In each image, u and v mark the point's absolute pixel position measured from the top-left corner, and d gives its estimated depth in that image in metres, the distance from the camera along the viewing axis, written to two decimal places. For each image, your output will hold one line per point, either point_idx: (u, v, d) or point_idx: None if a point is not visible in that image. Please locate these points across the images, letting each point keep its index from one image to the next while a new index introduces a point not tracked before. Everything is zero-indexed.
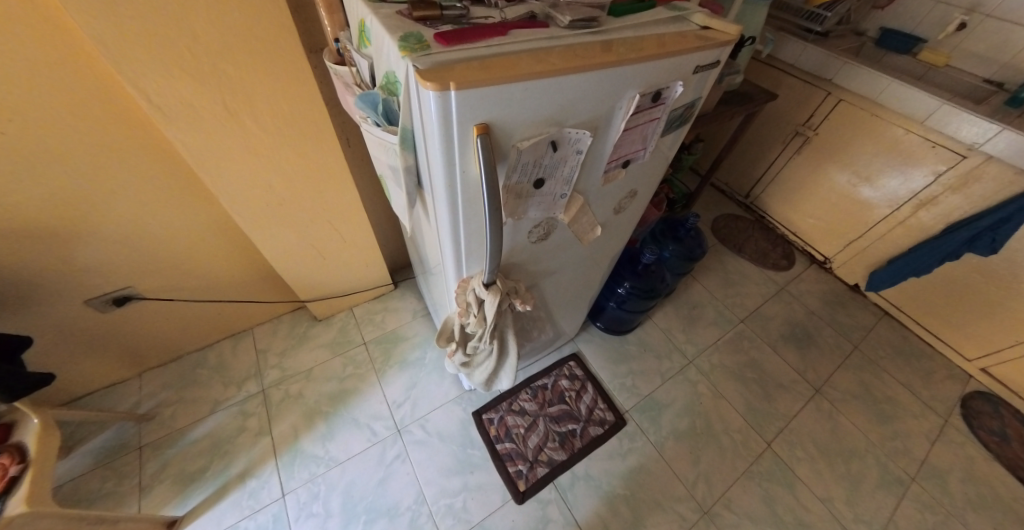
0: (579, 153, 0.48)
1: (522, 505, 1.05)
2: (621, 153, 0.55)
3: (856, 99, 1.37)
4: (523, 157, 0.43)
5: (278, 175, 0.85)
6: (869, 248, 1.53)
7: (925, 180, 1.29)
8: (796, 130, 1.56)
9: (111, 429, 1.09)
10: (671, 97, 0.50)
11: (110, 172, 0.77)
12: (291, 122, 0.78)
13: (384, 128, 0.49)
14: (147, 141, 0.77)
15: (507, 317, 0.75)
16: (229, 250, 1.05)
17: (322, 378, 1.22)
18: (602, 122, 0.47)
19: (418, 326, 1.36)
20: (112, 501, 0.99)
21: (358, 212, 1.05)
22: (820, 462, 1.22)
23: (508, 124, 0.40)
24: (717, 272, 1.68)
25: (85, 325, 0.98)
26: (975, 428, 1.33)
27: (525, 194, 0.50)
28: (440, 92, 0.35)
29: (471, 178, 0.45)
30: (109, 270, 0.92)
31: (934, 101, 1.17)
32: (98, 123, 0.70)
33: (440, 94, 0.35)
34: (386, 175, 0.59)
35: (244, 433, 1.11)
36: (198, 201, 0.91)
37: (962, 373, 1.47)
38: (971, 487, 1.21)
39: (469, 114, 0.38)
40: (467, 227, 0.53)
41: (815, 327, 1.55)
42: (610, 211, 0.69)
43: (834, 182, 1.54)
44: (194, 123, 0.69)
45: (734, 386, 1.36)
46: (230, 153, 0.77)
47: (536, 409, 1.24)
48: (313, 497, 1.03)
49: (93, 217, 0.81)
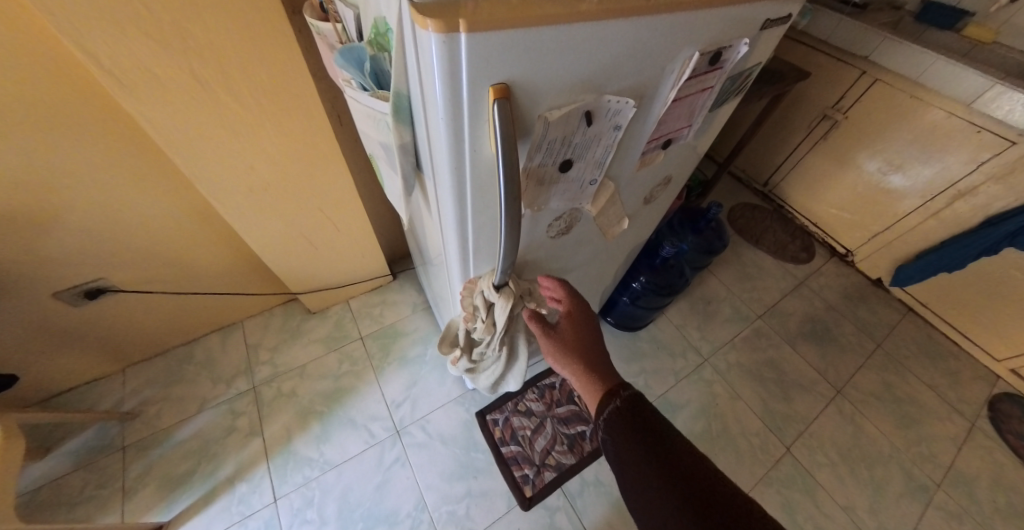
0: (617, 129, 0.40)
1: (528, 512, 0.99)
2: (663, 131, 0.47)
3: (894, 79, 1.25)
4: (550, 131, 0.35)
5: (262, 157, 0.77)
6: (896, 241, 1.44)
7: (964, 169, 1.19)
8: (824, 112, 1.45)
9: (91, 429, 1.03)
10: (732, 60, 0.41)
11: (66, 151, 0.68)
12: (273, 97, 0.68)
13: (373, 94, 0.41)
14: (107, 117, 0.67)
15: (519, 323, 0.67)
16: (209, 238, 0.97)
17: (316, 375, 1.16)
18: (649, 90, 0.38)
19: (418, 320, 1.29)
20: (93, 507, 0.93)
21: (353, 199, 0.97)
22: (842, 468, 1.16)
23: (534, 86, 0.31)
24: (732, 264, 1.60)
25: (55, 320, 0.91)
26: (1004, 432, 1.27)
27: (548, 180, 0.41)
28: (446, 36, 0.26)
29: (484, 160, 0.37)
30: (78, 260, 0.84)
31: (985, 81, 1.06)
32: (45, 95, 0.60)
33: (446, 38, 0.26)
34: (377, 155, 0.51)
35: (233, 433, 1.05)
36: (174, 185, 0.83)
37: (989, 374, 1.39)
38: (999, 495, 1.15)
39: (485, 69, 0.28)
40: (477, 219, 0.45)
41: (835, 323, 1.47)
42: (641, 200, 0.61)
43: (861, 170, 1.44)
44: (157, 94, 0.60)
45: (752, 386, 1.29)
46: (204, 130, 0.67)
47: (543, 410, 1.16)
48: (307, 503, 0.97)
49: (54, 205, 0.73)
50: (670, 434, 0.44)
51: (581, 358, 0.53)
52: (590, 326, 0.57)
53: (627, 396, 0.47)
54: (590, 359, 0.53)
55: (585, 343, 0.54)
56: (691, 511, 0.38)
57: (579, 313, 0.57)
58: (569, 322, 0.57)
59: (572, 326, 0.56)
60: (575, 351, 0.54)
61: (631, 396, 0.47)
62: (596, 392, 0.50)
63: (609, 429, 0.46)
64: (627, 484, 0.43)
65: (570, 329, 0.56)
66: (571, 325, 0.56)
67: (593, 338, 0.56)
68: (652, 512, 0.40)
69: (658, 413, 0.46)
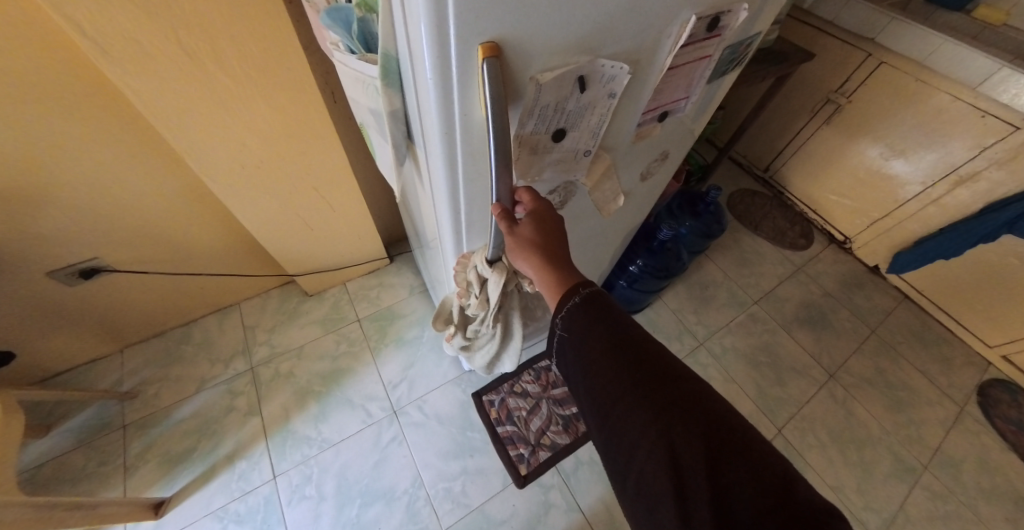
0: (611, 97, 0.39)
1: (523, 489, 1.01)
2: (660, 102, 0.46)
3: (900, 61, 1.22)
4: (542, 94, 0.34)
5: (257, 135, 0.76)
6: (895, 228, 1.44)
7: (966, 154, 1.18)
8: (828, 96, 1.42)
9: (91, 408, 1.04)
10: (731, 25, 0.41)
11: (57, 126, 0.66)
12: (264, 69, 0.66)
13: (360, 58, 0.41)
14: (96, 94, 0.66)
15: (513, 299, 0.66)
16: (204, 219, 0.97)
17: (314, 356, 1.16)
18: (645, 55, 0.38)
19: (416, 302, 1.29)
20: (95, 482, 0.95)
21: (349, 179, 0.96)
22: (831, 449, 1.18)
23: (525, 45, 0.30)
24: (731, 250, 1.59)
25: (51, 299, 0.91)
26: (993, 416, 1.28)
27: (542, 149, 0.41)
28: None
29: (475, 125, 0.36)
30: (72, 240, 0.84)
31: (991, 63, 1.03)
32: (31, 69, 0.58)
33: None
34: (368, 122, 0.51)
35: (232, 412, 1.06)
36: (166, 161, 0.81)
37: (981, 360, 1.41)
38: (985, 477, 1.17)
39: (475, 26, 0.27)
40: (470, 191, 0.45)
41: (831, 309, 1.48)
42: (637, 175, 0.62)
43: (863, 155, 1.42)
44: (145, 67, 0.58)
45: (747, 370, 1.30)
46: (195, 105, 0.66)
47: (538, 391, 1.17)
48: (305, 480, 0.98)
49: (44, 184, 0.72)
50: (630, 326, 0.40)
51: (547, 259, 0.44)
52: (556, 219, 0.47)
53: (588, 295, 0.42)
54: (555, 257, 0.44)
55: (552, 240, 0.45)
56: (642, 398, 0.35)
57: (543, 204, 0.47)
58: (539, 221, 0.45)
59: (544, 228, 0.45)
60: (541, 250, 0.44)
61: (591, 293, 0.42)
62: (556, 294, 0.43)
63: (569, 327, 0.41)
64: (579, 376, 0.41)
65: (540, 228, 0.45)
66: (536, 219, 0.45)
67: (559, 233, 0.47)
68: (600, 404, 0.38)
69: (621, 310, 0.41)
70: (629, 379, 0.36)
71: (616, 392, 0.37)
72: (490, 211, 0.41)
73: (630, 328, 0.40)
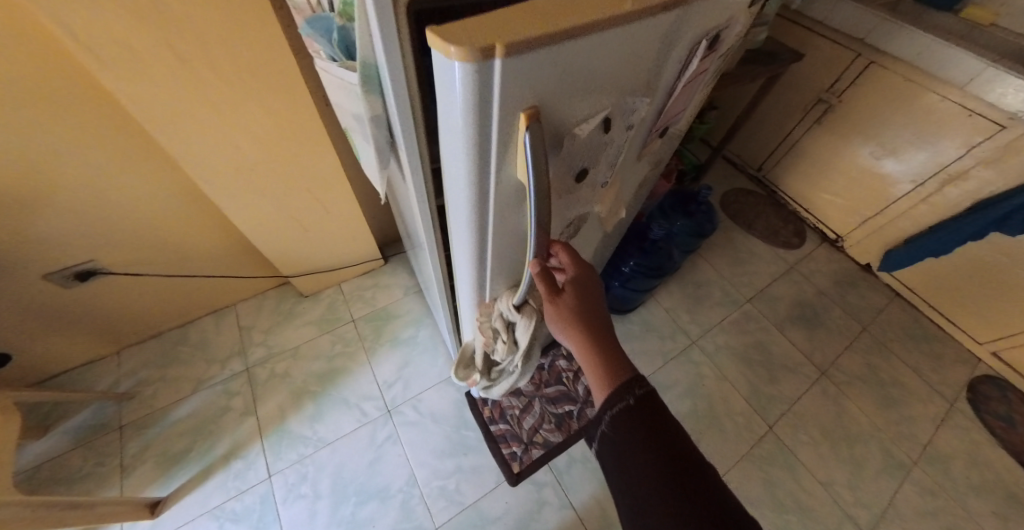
0: (628, 127, 0.41)
1: (516, 486, 1.02)
2: (663, 121, 0.48)
3: (889, 61, 1.23)
4: (574, 142, 0.36)
5: (252, 139, 0.77)
6: (887, 226, 1.45)
7: (956, 153, 1.19)
8: (819, 96, 1.43)
9: (89, 408, 1.05)
10: (726, 38, 0.43)
11: (52, 132, 0.67)
12: (256, 73, 0.67)
13: (342, 65, 0.42)
14: (89, 99, 0.67)
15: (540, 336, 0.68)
16: (198, 221, 0.97)
17: (310, 356, 1.18)
18: (657, 83, 0.39)
19: (410, 302, 1.30)
20: (92, 483, 0.96)
21: (343, 181, 0.97)
22: (823, 446, 1.20)
23: (559, 98, 0.31)
24: (724, 249, 1.60)
25: (48, 301, 0.92)
26: (982, 412, 1.30)
27: (567, 190, 0.42)
28: (482, 63, 0.24)
29: (505, 176, 0.37)
30: (67, 243, 0.85)
31: (978, 64, 1.04)
32: (25, 76, 0.59)
33: (482, 66, 0.24)
34: (351, 126, 0.52)
35: (228, 413, 1.07)
36: (161, 165, 0.82)
37: (971, 357, 1.42)
38: (974, 472, 1.19)
39: (516, 96, 0.28)
40: (497, 232, 0.45)
41: (824, 307, 1.49)
42: (635, 185, 0.64)
43: (855, 154, 1.43)
44: (137, 71, 0.59)
45: (739, 368, 1.32)
46: (189, 110, 0.67)
47: (532, 389, 1.18)
48: (301, 479, 0.99)
49: (39, 189, 0.73)
50: (681, 439, 0.41)
51: (583, 328, 0.49)
52: (591, 288, 0.52)
53: (641, 397, 0.43)
54: (589, 325, 0.49)
55: (587, 311, 0.50)
56: (684, 516, 0.36)
57: (579, 272, 0.52)
58: (574, 288, 0.51)
59: (579, 296, 0.51)
60: (576, 318, 0.49)
61: (644, 396, 0.43)
62: (608, 387, 0.45)
63: (614, 420, 0.42)
64: (616, 472, 0.41)
65: (577, 298, 0.50)
66: (573, 288, 0.51)
67: (595, 302, 0.52)
68: (637, 507, 0.39)
69: (674, 419, 0.42)
70: (671, 492, 0.37)
71: (656, 499, 0.37)
72: (527, 265, 0.46)
73: (679, 440, 0.40)
